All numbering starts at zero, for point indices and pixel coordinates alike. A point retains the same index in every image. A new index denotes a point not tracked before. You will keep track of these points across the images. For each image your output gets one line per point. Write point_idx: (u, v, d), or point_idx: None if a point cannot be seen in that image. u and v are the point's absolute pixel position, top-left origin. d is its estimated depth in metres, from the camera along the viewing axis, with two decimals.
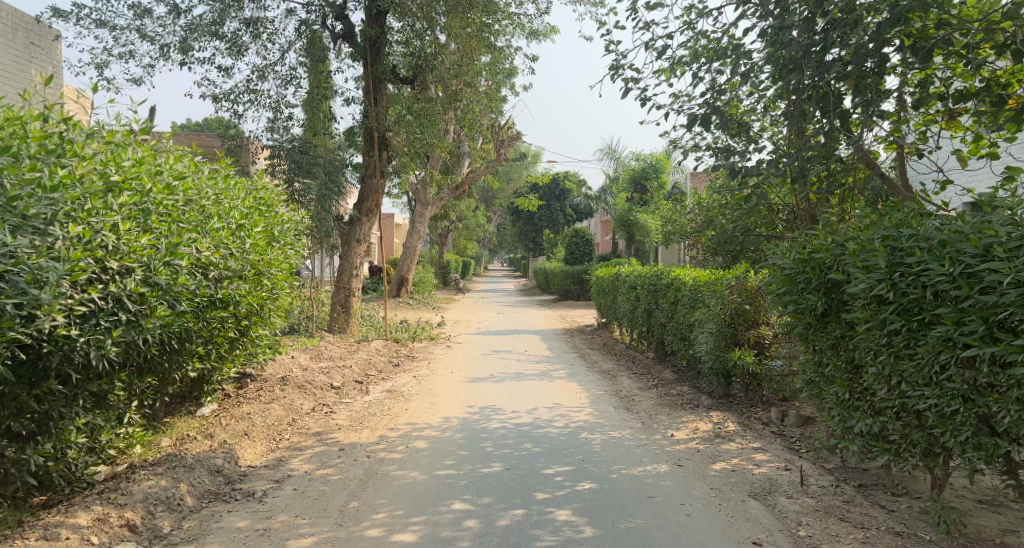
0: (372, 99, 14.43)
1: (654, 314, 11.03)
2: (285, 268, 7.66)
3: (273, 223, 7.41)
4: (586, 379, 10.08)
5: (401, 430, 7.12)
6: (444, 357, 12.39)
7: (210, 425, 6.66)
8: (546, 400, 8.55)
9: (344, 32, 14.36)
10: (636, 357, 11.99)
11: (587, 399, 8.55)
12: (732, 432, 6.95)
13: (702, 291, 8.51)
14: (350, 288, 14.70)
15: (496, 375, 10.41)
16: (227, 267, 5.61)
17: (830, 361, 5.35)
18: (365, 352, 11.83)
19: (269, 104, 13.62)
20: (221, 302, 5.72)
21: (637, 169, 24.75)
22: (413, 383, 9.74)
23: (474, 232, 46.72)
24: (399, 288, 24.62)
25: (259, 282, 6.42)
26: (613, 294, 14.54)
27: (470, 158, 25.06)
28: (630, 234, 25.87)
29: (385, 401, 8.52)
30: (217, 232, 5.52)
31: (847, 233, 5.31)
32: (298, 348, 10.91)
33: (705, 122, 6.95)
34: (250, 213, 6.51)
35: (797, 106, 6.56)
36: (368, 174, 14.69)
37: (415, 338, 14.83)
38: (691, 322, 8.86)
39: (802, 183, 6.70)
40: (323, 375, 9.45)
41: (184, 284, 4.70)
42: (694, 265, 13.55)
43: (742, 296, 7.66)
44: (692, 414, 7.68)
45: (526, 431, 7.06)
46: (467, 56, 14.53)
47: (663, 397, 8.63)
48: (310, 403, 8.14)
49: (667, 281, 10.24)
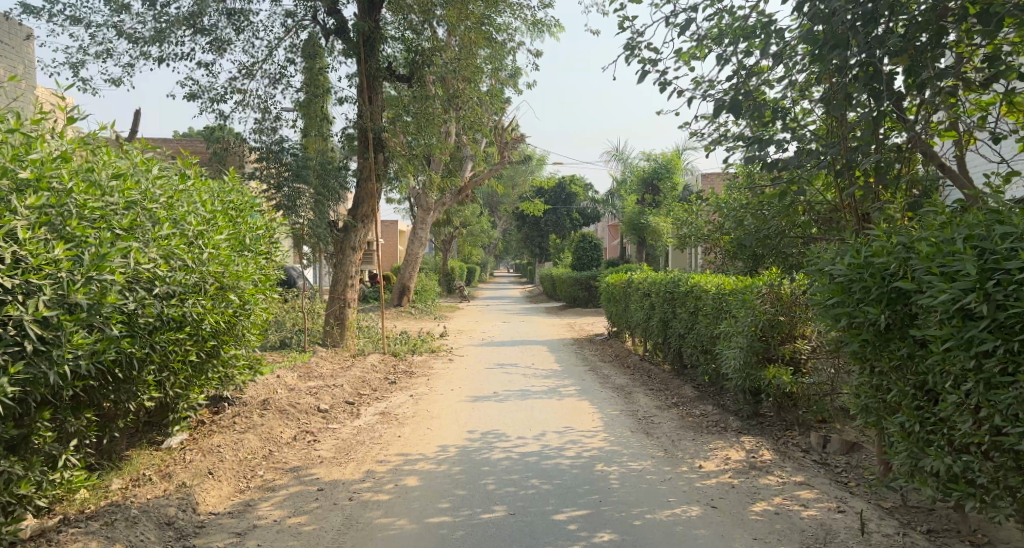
0: (366, 98, 13.61)
1: (672, 324, 10.15)
2: (261, 281, 6.87)
3: (246, 228, 6.62)
4: (598, 397, 9.22)
5: (391, 463, 6.27)
6: (445, 372, 11.56)
7: (173, 462, 5.87)
8: (556, 422, 7.69)
9: (338, 27, 13.64)
10: (652, 370, 11.12)
11: (601, 422, 7.69)
12: (768, 462, 6.08)
13: (728, 300, 7.62)
14: (346, 299, 13.74)
15: (500, 393, 9.57)
16: (181, 282, 4.83)
17: (894, 386, 4.47)
18: (359, 368, 11.00)
19: (256, 104, 12.88)
20: (175, 322, 4.92)
21: (647, 170, 23.86)
22: (409, 404, 8.90)
23: (479, 239, 45.90)
24: (399, 297, 23.78)
25: (224, 296, 5.64)
26: (625, 302, 13.65)
27: (473, 163, 24.30)
28: (641, 238, 24.95)
29: (377, 427, 7.67)
30: (165, 240, 4.73)
31: (915, 233, 4.45)
32: (285, 365, 10.09)
33: (732, 107, 6.07)
34: (214, 216, 5.73)
35: (841, 89, 5.71)
36: (364, 178, 13.82)
37: (415, 351, 14.00)
38: (716, 335, 7.98)
39: (846, 177, 5.84)
40: (310, 396, 8.61)
41: (114, 304, 3.88)
42: (713, 270, 12.67)
43: (775, 306, 6.77)
44: (721, 439, 6.80)
45: (533, 463, 6.20)
46: (467, 51, 13.71)
47: (685, 419, 7.75)
48: (292, 431, 7.31)
49: (686, 289, 9.35)
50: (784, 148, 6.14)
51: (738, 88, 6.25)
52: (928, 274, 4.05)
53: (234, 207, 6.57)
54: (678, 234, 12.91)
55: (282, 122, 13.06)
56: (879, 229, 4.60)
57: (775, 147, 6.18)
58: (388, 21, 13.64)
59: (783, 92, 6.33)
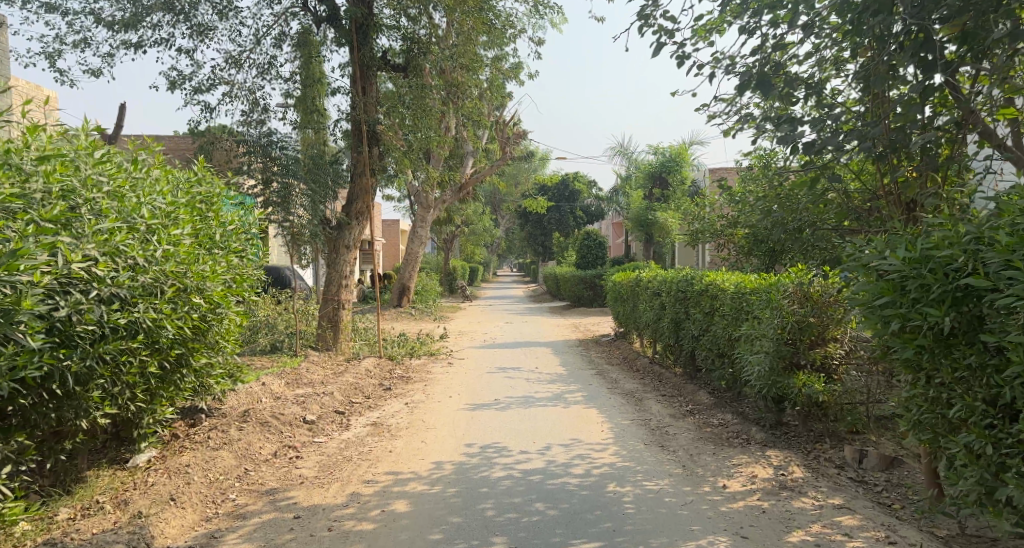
0: (360, 89, 12.99)
1: (685, 325, 9.49)
2: (235, 282, 6.23)
3: (217, 224, 5.98)
4: (607, 404, 8.56)
5: (379, 484, 5.62)
6: (443, 377, 10.91)
7: (135, 486, 5.27)
8: (561, 434, 7.03)
9: (330, 14, 13.06)
10: (662, 374, 10.47)
11: (611, 433, 7.03)
12: (801, 482, 5.41)
13: (750, 300, 6.95)
14: (340, 300, 13.08)
15: (501, 400, 8.92)
16: (129, 284, 4.28)
17: (959, 401, 3.82)
18: (351, 373, 10.33)
19: (243, 95, 12.31)
20: (123, 331, 4.35)
21: (656, 164, 23.03)
22: (403, 413, 8.26)
23: (481, 237, 45.26)
24: (399, 297, 23.15)
25: (188, 300, 5.03)
26: (633, 301, 12.98)
27: (474, 158, 22.94)
28: (647, 236, 24.13)
29: (366, 440, 7.03)
30: (106, 235, 4.20)
31: (984, 220, 3.79)
32: (272, 372, 9.45)
33: (757, 82, 5.41)
34: (177, 207, 5.18)
35: (884, 61, 5.04)
36: (358, 173, 13.13)
37: (413, 354, 13.34)
38: (737, 337, 7.31)
39: (888, 162, 5.18)
40: (295, 406, 7.96)
41: (33, 310, 3.41)
42: (726, 267, 11.99)
43: (804, 306, 6.11)
44: (746, 454, 6.13)
45: (537, 483, 5.55)
46: (466, 36, 13.10)
47: (703, 429, 7.09)
48: (272, 446, 6.68)
49: (701, 287, 8.68)
50: (821, 119, 5.29)
51: (763, 58, 5.57)
52: (1005, 268, 3.40)
53: (203, 200, 5.95)
54: (688, 228, 12.24)
55: (270, 114, 12.48)
56: (941, 216, 3.94)
57: (818, 110, 5.36)
58: (382, 7, 13.03)
59: (810, 66, 5.68)
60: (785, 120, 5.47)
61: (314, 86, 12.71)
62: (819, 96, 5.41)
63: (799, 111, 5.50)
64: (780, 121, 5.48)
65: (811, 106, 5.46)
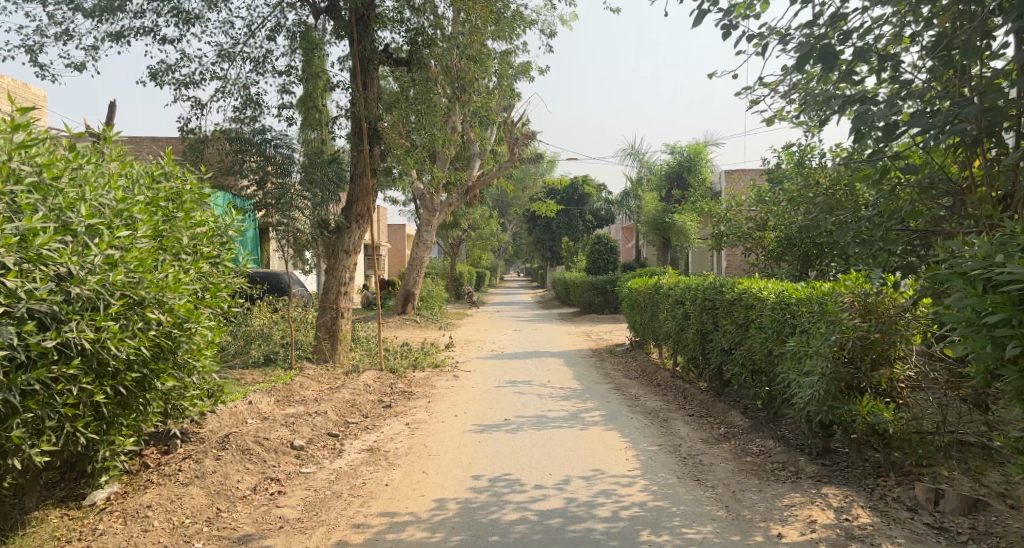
0: (361, 83, 12.23)
1: (713, 338, 8.65)
2: (207, 292, 5.45)
3: (186, 226, 5.15)
4: (629, 425, 7.72)
5: (373, 529, 4.79)
6: (448, 393, 10.09)
7: (84, 533, 4.52)
8: (581, 463, 6.21)
9: (329, 5, 12.36)
10: (686, 389, 9.62)
11: (638, 463, 6.20)
12: (870, 530, 4.58)
13: (798, 312, 6.11)
14: (338, 308, 12.27)
15: (511, 420, 8.10)
16: (50, 298, 3.70)
17: None
18: (348, 389, 9.50)
19: (237, 91, 11.61)
20: (48, 355, 3.73)
21: (674, 165, 22.55)
22: (403, 436, 7.44)
23: (487, 241, 44.46)
24: (404, 303, 22.32)
25: (142, 315, 4.29)
26: (651, 309, 12.12)
27: (481, 159, 22.33)
28: (664, 240, 22.91)
29: (360, 470, 6.20)
30: (16, 238, 3.65)
31: None
32: (260, 389, 8.64)
33: (819, 56, 4.56)
34: (130, 203, 4.49)
35: (977, 26, 4.17)
36: (357, 173, 12.27)
37: (416, 367, 12.49)
38: (781, 354, 6.45)
39: (979, 150, 4.33)
40: (283, 429, 7.13)
41: None
42: (752, 273, 11.12)
43: (867, 320, 5.26)
44: (799, 492, 5.29)
45: (557, 528, 4.72)
46: (473, 26, 12.30)
47: (743, 460, 6.23)
48: (251, 479, 5.84)
49: (733, 296, 7.84)
50: (898, 96, 4.41)
51: (819, 29, 4.77)
52: None
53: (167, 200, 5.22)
54: (711, 231, 11.37)
55: (264, 111, 11.75)
56: None
57: (895, 83, 4.50)
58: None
59: (873, 42, 4.88)
60: (853, 100, 4.60)
61: (314, 83, 11.78)
62: (893, 71, 4.53)
63: (867, 89, 4.63)
64: (846, 100, 4.61)
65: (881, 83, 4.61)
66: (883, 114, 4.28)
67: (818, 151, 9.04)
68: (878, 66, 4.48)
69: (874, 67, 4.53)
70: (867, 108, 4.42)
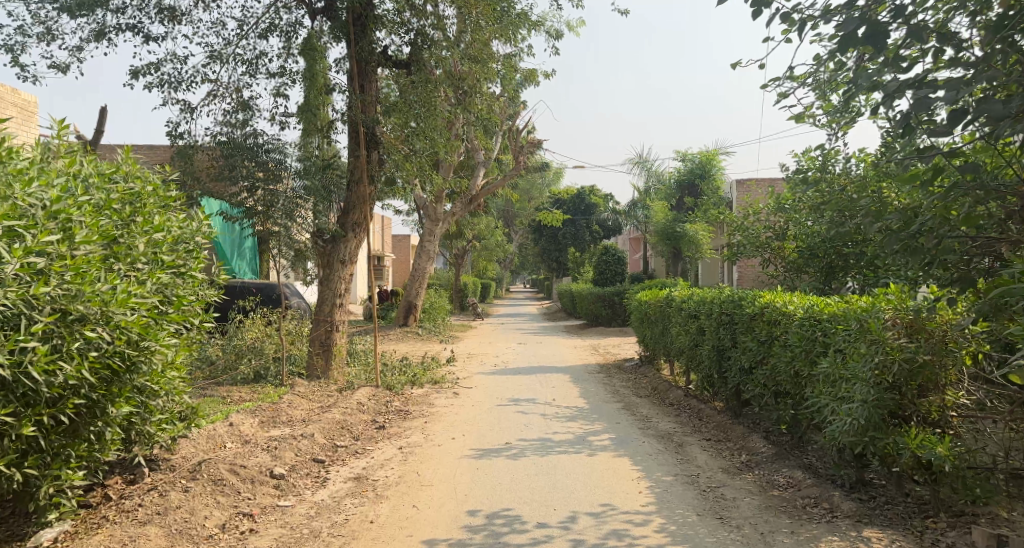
0: (358, 86, 11.70)
1: (731, 355, 8.04)
2: (170, 306, 4.86)
3: (142, 232, 4.60)
4: (642, 451, 7.09)
5: None
6: (447, 412, 9.48)
7: None
8: (589, 498, 5.58)
9: (326, 5, 11.88)
10: (702, 410, 8.98)
11: (653, 497, 5.57)
12: None
13: (831, 331, 5.49)
14: (333, 322, 11.68)
15: (513, 445, 7.47)
16: None
17: None
18: (339, 408, 8.88)
19: (228, 93, 11.07)
20: None
21: (685, 172, 22.36)
22: (396, 462, 6.82)
23: (493, 253, 43.89)
24: (405, 315, 21.69)
25: (79, 333, 3.76)
26: (662, 323, 11.50)
27: (485, 168, 21.08)
28: (674, 250, 22.30)
29: (344, 504, 5.59)
30: None
31: None
32: (244, 409, 8.06)
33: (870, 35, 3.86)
34: (65, 203, 3.95)
35: None
36: (355, 180, 11.71)
37: (415, 383, 11.86)
38: (811, 377, 5.82)
39: None
40: (263, 455, 6.52)
41: None
42: (771, 286, 10.49)
43: (914, 342, 4.64)
44: (838, 537, 4.66)
45: None
46: (477, 26, 11.72)
47: (771, 496, 5.60)
48: (221, 515, 5.23)
49: (755, 310, 7.22)
50: (964, 79, 3.71)
51: (864, 6, 4.13)
52: None
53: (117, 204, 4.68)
54: (726, 241, 10.76)
55: (256, 114, 11.21)
56: None
57: (956, 66, 3.84)
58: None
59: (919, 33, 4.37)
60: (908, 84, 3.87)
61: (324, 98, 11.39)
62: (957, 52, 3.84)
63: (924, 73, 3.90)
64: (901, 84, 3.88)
65: (938, 66, 3.92)
66: (948, 99, 3.59)
67: (843, 155, 8.60)
68: (937, 46, 3.83)
69: (931, 48, 3.88)
70: (927, 94, 3.74)
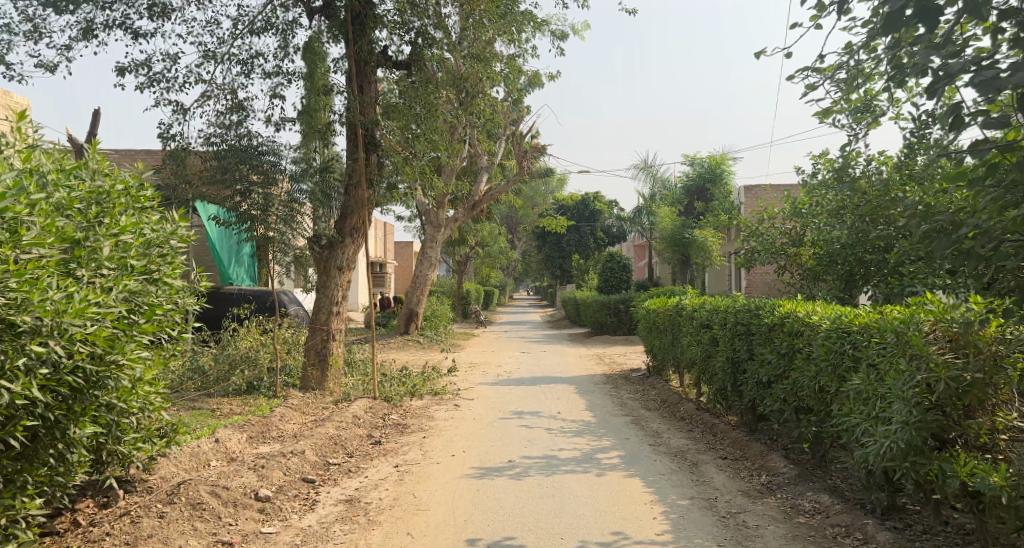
0: (356, 87, 11.30)
1: (747, 368, 7.60)
2: (142, 317, 4.44)
3: (108, 235, 4.22)
4: (654, 471, 6.64)
5: None
6: (447, 426, 9.05)
7: None
8: (599, 526, 5.13)
9: (324, 4, 11.52)
10: (714, 425, 8.53)
11: (669, 525, 5.12)
12: None
13: (863, 345, 5.05)
14: (330, 330, 11.26)
15: (517, 463, 7.03)
16: None
17: None
18: (333, 421, 8.45)
19: (222, 94, 10.68)
20: None
21: (693, 177, 22.02)
22: (391, 483, 6.38)
23: (497, 260, 43.49)
24: (406, 323, 21.25)
25: (26, 347, 3.35)
26: (671, 333, 11.07)
27: (488, 173, 20.69)
28: (682, 257, 21.85)
29: (333, 531, 5.16)
30: None
31: None
32: (231, 423, 7.63)
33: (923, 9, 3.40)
34: (13, 201, 3.56)
35: None
36: (353, 184, 11.31)
37: (414, 395, 11.42)
38: (839, 395, 5.38)
39: None
40: (249, 474, 6.09)
41: None
42: (786, 295, 10.04)
43: (961, 360, 4.20)
44: None
45: None
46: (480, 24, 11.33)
47: (798, 524, 5.15)
48: (197, 544, 4.80)
49: (774, 321, 6.80)
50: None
51: None
52: None
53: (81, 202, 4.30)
54: (738, 248, 10.33)
55: (251, 116, 10.81)
56: None
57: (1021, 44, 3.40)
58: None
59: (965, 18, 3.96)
60: (964, 66, 3.42)
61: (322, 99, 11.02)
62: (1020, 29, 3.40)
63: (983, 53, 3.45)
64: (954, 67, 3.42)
65: (998, 46, 3.48)
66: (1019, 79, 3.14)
67: (867, 150, 8.24)
68: (997, 23, 3.39)
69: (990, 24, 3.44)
70: (992, 75, 3.28)
